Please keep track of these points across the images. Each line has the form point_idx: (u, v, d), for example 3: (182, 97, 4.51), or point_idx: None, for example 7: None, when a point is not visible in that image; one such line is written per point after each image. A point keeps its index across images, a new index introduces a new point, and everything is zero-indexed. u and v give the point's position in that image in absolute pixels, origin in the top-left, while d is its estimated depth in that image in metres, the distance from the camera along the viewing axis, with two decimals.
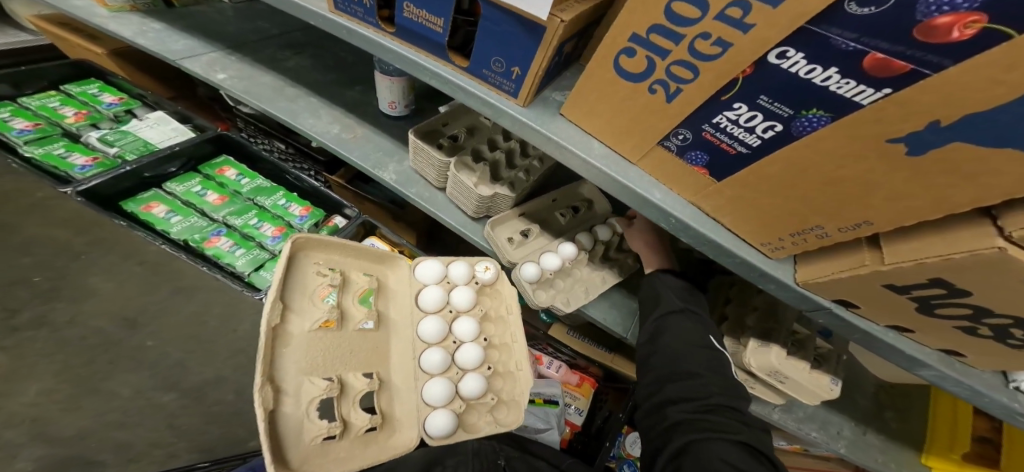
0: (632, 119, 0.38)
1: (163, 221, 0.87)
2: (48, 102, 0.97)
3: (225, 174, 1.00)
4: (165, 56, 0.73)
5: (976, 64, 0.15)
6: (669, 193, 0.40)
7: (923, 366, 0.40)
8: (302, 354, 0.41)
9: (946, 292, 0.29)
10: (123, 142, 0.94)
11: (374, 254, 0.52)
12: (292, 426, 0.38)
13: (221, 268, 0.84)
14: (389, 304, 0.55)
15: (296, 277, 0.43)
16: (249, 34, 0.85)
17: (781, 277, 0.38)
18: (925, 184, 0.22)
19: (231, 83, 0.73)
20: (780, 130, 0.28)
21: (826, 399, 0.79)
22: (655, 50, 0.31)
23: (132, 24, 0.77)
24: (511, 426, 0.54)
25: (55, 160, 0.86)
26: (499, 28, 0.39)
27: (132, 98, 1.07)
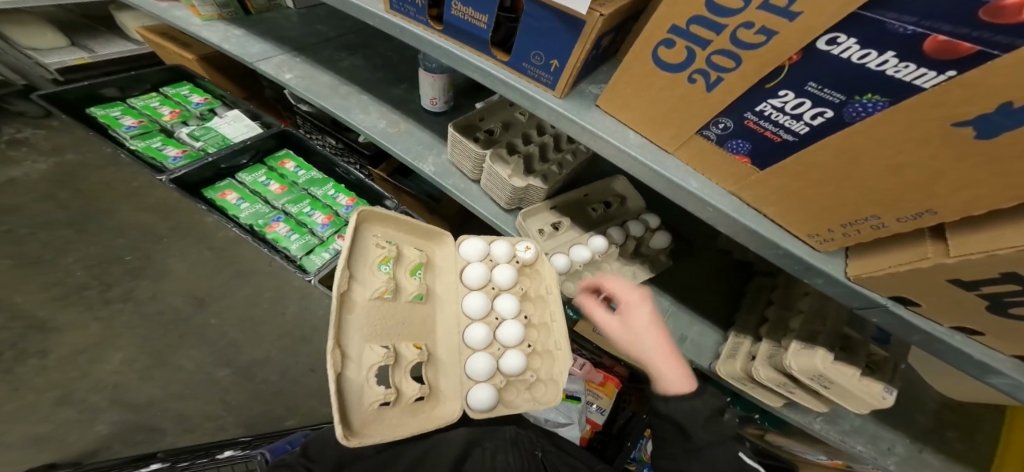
0: (671, 108, 0.38)
1: (234, 207, 0.98)
2: (150, 101, 1.13)
3: (285, 166, 1.09)
4: (245, 59, 0.81)
5: None
6: (708, 182, 0.40)
7: (996, 374, 0.36)
8: (364, 321, 0.46)
9: (1022, 289, 0.26)
10: (206, 137, 1.08)
11: (422, 229, 0.55)
12: (354, 390, 0.42)
13: (279, 251, 0.94)
14: (436, 279, 0.59)
15: (359, 249, 0.48)
16: (308, 38, 0.91)
17: (830, 270, 0.36)
18: (998, 169, 0.21)
19: (297, 82, 0.79)
20: (831, 117, 0.28)
21: (877, 413, 0.74)
22: (695, 40, 0.31)
23: (220, 30, 0.87)
24: (549, 404, 0.55)
25: (153, 152, 1.01)
26: (540, 23, 0.40)
27: (215, 99, 1.19)
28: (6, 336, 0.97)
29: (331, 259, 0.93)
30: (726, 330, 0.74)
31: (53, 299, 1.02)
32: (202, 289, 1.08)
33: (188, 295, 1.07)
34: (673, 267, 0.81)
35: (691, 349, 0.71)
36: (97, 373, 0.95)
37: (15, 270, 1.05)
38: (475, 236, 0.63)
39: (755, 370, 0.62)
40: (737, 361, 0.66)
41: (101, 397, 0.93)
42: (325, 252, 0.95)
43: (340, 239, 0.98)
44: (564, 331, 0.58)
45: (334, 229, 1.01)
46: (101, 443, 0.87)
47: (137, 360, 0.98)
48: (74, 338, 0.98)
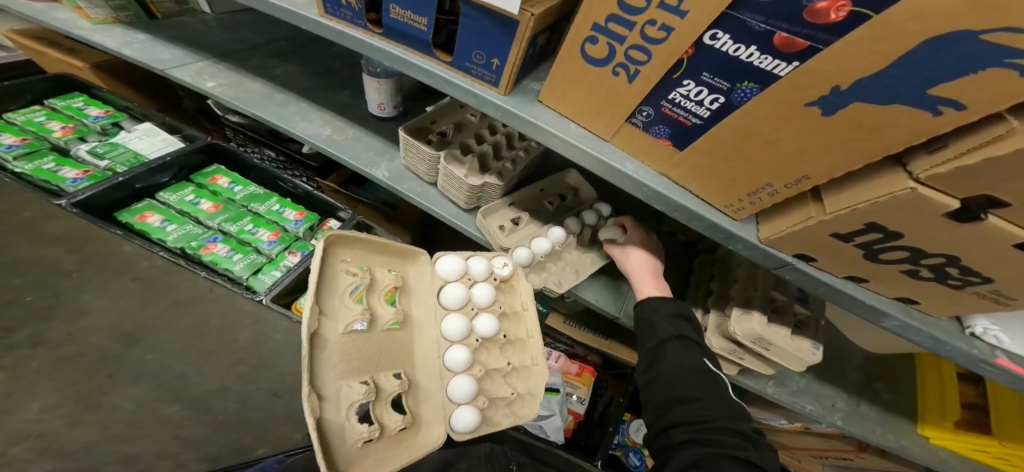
0: (603, 101, 0.41)
1: (159, 230, 0.92)
2: (33, 116, 1.02)
3: (217, 182, 1.06)
4: (154, 66, 0.77)
5: (853, 38, 0.21)
6: (642, 166, 0.44)
7: (885, 316, 0.42)
8: (338, 357, 0.44)
9: (882, 237, 0.32)
10: (113, 154, 0.99)
11: (396, 249, 0.54)
12: (335, 431, 0.40)
13: (219, 273, 0.90)
14: (411, 302, 0.58)
15: (327, 279, 0.45)
16: (231, 44, 0.88)
17: (746, 236, 0.41)
18: (842, 138, 0.26)
19: (221, 91, 0.76)
20: (723, 102, 0.32)
21: (817, 373, 0.82)
22: (614, 37, 0.35)
23: (117, 35, 0.82)
24: (527, 418, 0.59)
25: (46, 175, 0.91)
26: (477, 24, 0.42)
27: (117, 111, 1.11)
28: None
29: (281, 279, 0.92)
30: (679, 306, 0.80)
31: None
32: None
33: None
34: None
35: None
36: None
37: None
38: (451, 253, 0.62)
39: (708, 341, 0.68)
40: None
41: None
42: (275, 269, 0.94)
43: (290, 255, 0.97)
44: (540, 346, 0.64)
45: (282, 245, 0.99)
46: None
47: None
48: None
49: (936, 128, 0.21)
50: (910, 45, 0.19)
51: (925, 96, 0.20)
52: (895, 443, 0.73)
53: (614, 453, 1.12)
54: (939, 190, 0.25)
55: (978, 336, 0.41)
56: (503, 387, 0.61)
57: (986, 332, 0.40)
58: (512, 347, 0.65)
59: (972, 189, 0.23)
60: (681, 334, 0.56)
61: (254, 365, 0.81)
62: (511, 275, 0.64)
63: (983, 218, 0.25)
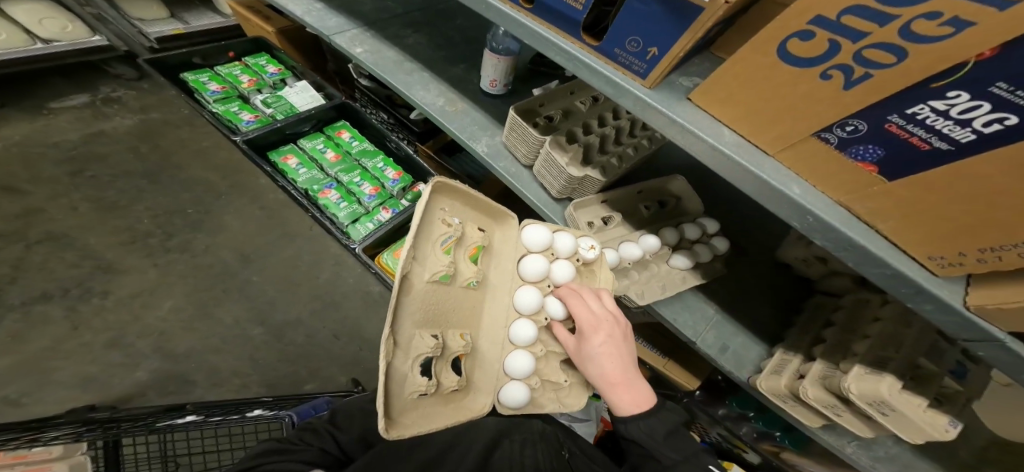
0: (786, 107, 0.34)
1: (294, 171, 1.00)
2: (233, 69, 1.16)
3: (342, 136, 1.10)
4: (321, 33, 0.81)
5: None
6: (813, 189, 0.37)
7: None
8: (418, 305, 0.44)
9: None
10: (277, 105, 1.10)
11: (490, 208, 0.52)
12: (399, 378, 0.41)
13: (327, 218, 0.95)
14: (491, 264, 0.56)
15: (426, 225, 0.45)
16: (378, 13, 0.89)
17: (946, 297, 0.33)
18: None
19: (366, 57, 0.78)
20: (1014, 124, 0.22)
21: (926, 450, 0.70)
22: (848, 34, 0.27)
23: (303, 3, 0.87)
24: (573, 408, 0.60)
25: (230, 116, 1.05)
26: (647, 9, 0.37)
27: (286, 69, 1.20)
28: (76, 274, 0.99)
29: (373, 231, 0.94)
30: (772, 345, 0.72)
31: (120, 244, 1.05)
32: (254, 243, 1.11)
33: (236, 251, 1.09)
34: (723, 277, 0.78)
35: (732, 359, 0.69)
36: (149, 319, 0.97)
37: (95, 215, 1.07)
38: (539, 224, 0.59)
39: (801, 389, 0.60)
40: (782, 377, 0.64)
41: (145, 344, 0.94)
42: (371, 222, 0.96)
43: (384, 211, 0.98)
44: None
45: (379, 201, 1.01)
46: (138, 389, 0.89)
47: (184, 308, 1.00)
48: (134, 279, 1.01)
49: None
50: None
51: None
52: None
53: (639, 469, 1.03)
54: None
55: None
56: (558, 372, 0.61)
57: None
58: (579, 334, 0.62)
59: None
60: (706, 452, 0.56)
61: (327, 301, 1.08)
62: (595, 260, 0.60)
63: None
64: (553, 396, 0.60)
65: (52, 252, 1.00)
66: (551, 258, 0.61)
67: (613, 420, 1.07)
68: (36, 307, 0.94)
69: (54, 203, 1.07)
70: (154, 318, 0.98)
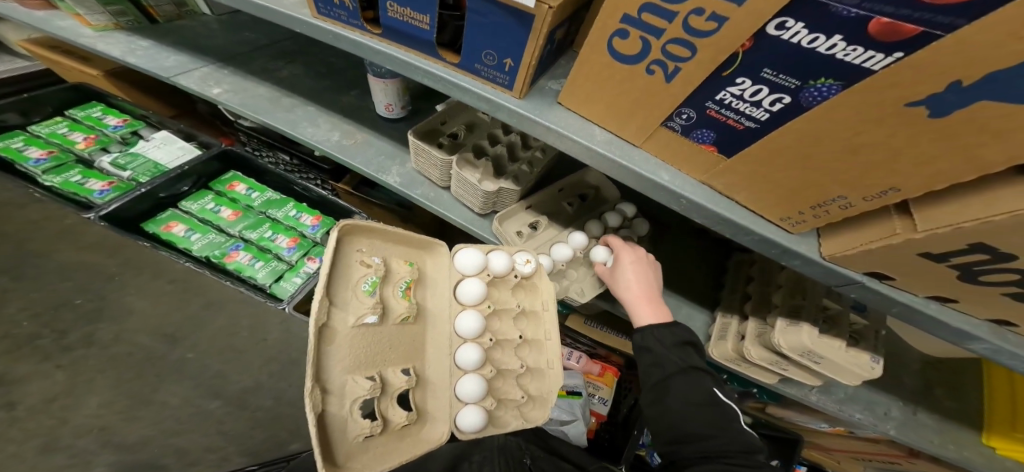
0: (630, 103, 0.36)
1: (184, 239, 0.95)
2: (57, 128, 1.05)
3: (235, 189, 1.06)
4: (157, 74, 0.75)
5: (992, 22, 0.14)
6: (680, 174, 0.39)
7: (974, 339, 0.36)
8: (347, 351, 0.42)
9: (991, 258, 0.26)
10: (134, 165, 1.01)
11: (416, 240, 0.51)
12: (338, 424, 0.39)
13: (243, 282, 0.92)
14: (427, 294, 0.55)
15: (341, 270, 0.42)
16: (238, 47, 0.87)
17: (806, 252, 0.36)
18: (951, 145, 0.21)
19: (229, 98, 0.74)
20: (789, 102, 0.26)
21: (870, 379, 0.75)
22: (648, 30, 0.29)
23: (121, 42, 0.80)
24: (538, 422, 0.57)
25: (75, 187, 0.94)
26: (488, 20, 0.36)
27: (134, 119, 1.13)
28: None
29: (303, 285, 0.94)
30: (712, 310, 0.75)
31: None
32: (173, 322, 0.83)
33: None
34: (655, 255, 0.81)
35: None
36: None
37: None
38: (471, 246, 0.58)
39: (746, 351, 0.62)
40: (728, 341, 0.67)
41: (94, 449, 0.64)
42: (296, 276, 0.95)
43: (309, 262, 0.98)
44: (556, 348, 0.59)
45: (301, 252, 1.00)
46: None
47: (120, 400, 0.69)
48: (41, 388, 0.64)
49: None
50: None
51: None
52: (954, 454, 0.66)
53: (638, 453, 1.06)
54: None
55: None
56: (515, 388, 0.58)
57: None
58: (528, 347, 0.61)
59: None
60: (690, 364, 0.51)
61: None
62: (533, 274, 0.59)
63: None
64: (514, 413, 0.59)
65: None
66: (488, 277, 0.59)
67: (605, 411, 1.09)
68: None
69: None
70: None
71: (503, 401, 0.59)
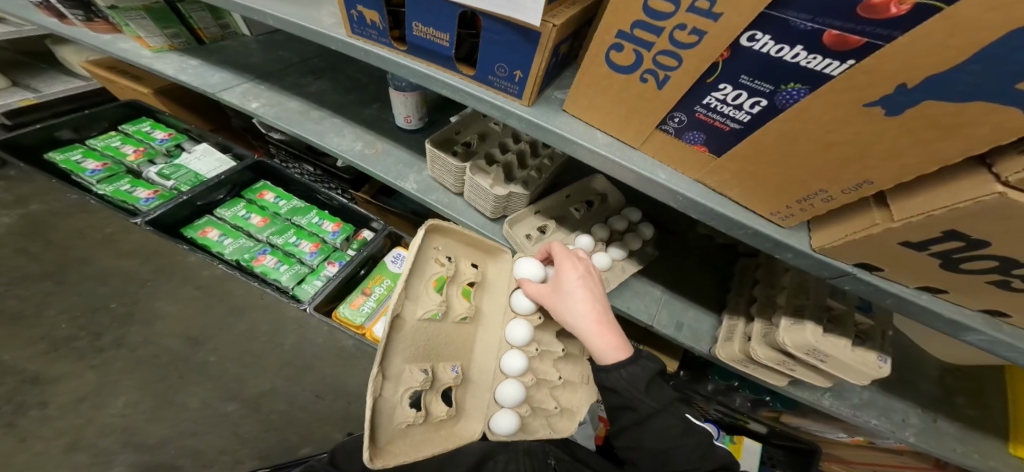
0: (629, 110, 0.39)
1: (218, 243, 1.00)
2: (111, 141, 1.14)
3: (264, 197, 1.12)
4: (206, 89, 0.83)
5: (923, 32, 0.18)
6: (675, 173, 0.41)
7: (970, 330, 0.37)
8: (408, 342, 0.45)
9: (964, 245, 0.29)
10: (177, 175, 1.08)
11: (486, 245, 0.53)
12: (388, 410, 0.42)
13: (270, 284, 0.96)
14: (485, 297, 0.58)
15: (419, 264, 0.46)
16: (271, 64, 0.94)
17: (797, 245, 0.38)
18: (909, 139, 0.24)
19: (264, 111, 0.81)
20: (766, 105, 0.30)
21: (884, 384, 0.74)
22: (640, 43, 0.32)
23: (174, 61, 0.89)
24: (562, 433, 0.62)
25: (123, 195, 1.02)
26: (499, 37, 0.39)
27: (179, 133, 1.21)
28: None
29: (321, 288, 0.93)
30: (719, 313, 0.77)
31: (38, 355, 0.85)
32: (196, 326, 0.92)
33: None
34: (661, 259, 0.83)
35: (689, 334, 0.73)
36: None
37: None
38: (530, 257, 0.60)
39: (752, 351, 0.63)
40: (734, 343, 0.68)
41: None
42: (317, 279, 0.98)
43: (330, 265, 1.01)
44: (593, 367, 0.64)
45: (322, 256, 1.04)
46: None
47: (144, 401, 0.82)
48: (70, 387, 0.82)
49: None
50: (984, 41, 0.17)
51: (1012, 91, 0.18)
52: (980, 464, 0.64)
53: None
54: None
55: None
56: (548, 398, 0.63)
57: None
58: (566, 360, 0.65)
59: None
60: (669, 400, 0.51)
61: None
62: None
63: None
64: (542, 420, 0.63)
65: None
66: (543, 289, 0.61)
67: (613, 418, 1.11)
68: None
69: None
70: None
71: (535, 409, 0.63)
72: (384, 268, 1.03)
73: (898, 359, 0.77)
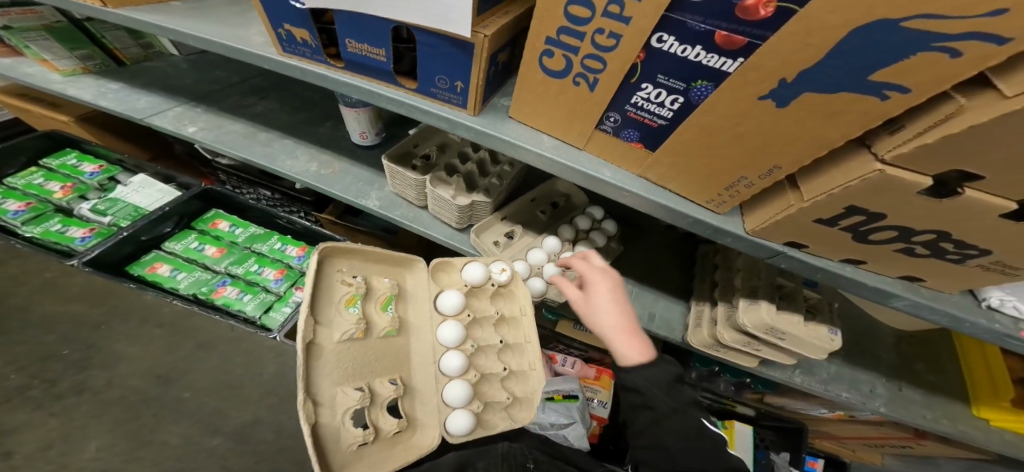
0: (569, 112, 0.40)
1: (170, 279, 0.99)
2: (33, 179, 1.09)
3: (218, 227, 1.10)
4: (132, 116, 0.81)
5: (788, 32, 0.22)
6: (619, 170, 0.43)
7: (893, 297, 0.41)
8: (333, 365, 0.46)
9: (865, 219, 0.32)
10: (114, 210, 1.06)
11: (393, 258, 0.54)
12: (331, 436, 0.43)
13: (234, 314, 0.96)
14: (408, 308, 0.58)
15: (324, 290, 0.45)
16: (207, 84, 0.93)
17: (732, 230, 0.41)
18: (803, 127, 0.27)
19: (203, 135, 0.80)
20: (683, 101, 0.32)
21: (848, 357, 0.78)
22: (567, 48, 0.34)
23: (90, 86, 0.87)
24: (524, 421, 0.61)
25: (55, 236, 1.00)
26: (436, 50, 0.41)
27: (110, 164, 1.17)
28: None
29: (290, 315, 0.97)
30: (688, 301, 0.80)
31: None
32: (164, 363, 0.88)
33: None
34: (628, 254, 0.86)
35: (662, 325, 0.76)
36: None
37: None
38: (474, 261, 0.62)
39: (720, 335, 0.67)
40: (703, 328, 0.71)
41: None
42: (286, 305, 1.00)
43: (297, 291, 1.03)
44: (536, 351, 0.64)
45: (289, 282, 1.05)
46: None
47: (117, 442, 0.76)
48: (33, 437, 0.74)
49: (886, 111, 0.22)
50: (837, 38, 0.20)
51: (867, 82, 0.22)
52: (950, 428, 0.69)
53: None
54: (906, 168, 0.26)
55: (997, 309, 0.40)
56: (499, 391, 0.63)
57: (1004, 304, 0.40)
58: (510, 352, 0.65)
59: (941, 163, 0.24)
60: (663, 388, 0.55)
61: None
62: (508, 282, 0.62)
63: (960, 191, 0.26)
64: (501, 414, 0.63)
65: None
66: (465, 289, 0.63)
67: (605, 415, 1.14)
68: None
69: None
70: None
71: (488, 404, 0.63)
72: None
73: (852, 332, 0.81)
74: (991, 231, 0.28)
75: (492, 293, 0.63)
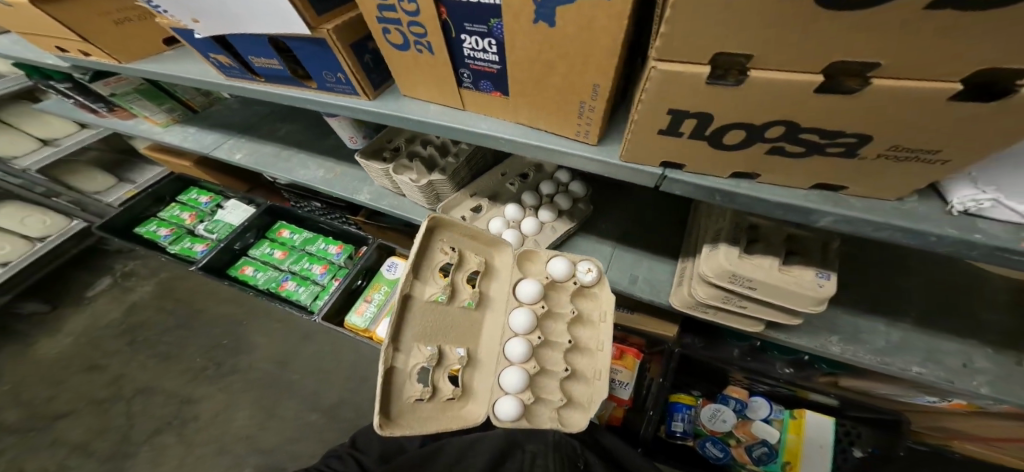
0: (435, 79, 0.44)
1: (252, 277, 1.27)
2: (173, 211, 1.48)
3: (282, 235, 1.36)
4: (201, 151, 1.09)
5: None
6: (498, 121, 0.45)
7: (813, 213, 0.34)
8: (417, 320, 0.56)
9: (698, 120, 0.30)
10: (218, 228, 1.41)
11: (486, 238, 0.63)
12: (400, 380, 0.52)
13: (292, 303, 1.20)
14: (490, 285, 0.67)
15: (428, 254, 0.57)
16: (250, 118, 1.16)
17: (608, 160, 0.39)
18: (582, 38, 0.28)
19: (245, 159, 1.02)
20: (496, 42, 0.34)
21: (930, 323, 0.62)
22: (393, 22, 0.38)
23: (177, 131, 1.17)
24: (574, 429, 0.64)
25: (185, 251, 1.37)
26: (309, 51, 0.48)
27: (217, 194, 1.53)
28: (172, 411, 1.24)
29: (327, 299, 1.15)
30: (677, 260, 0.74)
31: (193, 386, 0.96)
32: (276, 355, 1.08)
33: (274, 360, 1.30)
34: (615, 217, 0.82)
35: (645, 287, 0.72)
36: (232, 428, 1.19)
37: (159, 366, 1.34)
38: (559, 256, 0.68)
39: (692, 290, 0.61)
40: (683, 286, 0.65)
41: (243, 446, 1.15)
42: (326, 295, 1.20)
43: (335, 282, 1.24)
44: (606, 360, 0.67)
45: (331, 275, 1.27)
46: None
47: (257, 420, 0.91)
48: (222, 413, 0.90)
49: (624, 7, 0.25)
50: None
51: None
52: None
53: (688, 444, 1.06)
54: (682, 60, 0.26)
55: (980, 216, 0.30)
56: (556, 390, 0.67)
57: (984, 208, 0.29)
58: (579, 352, 0.70)
59: (698, 48, 0.24)
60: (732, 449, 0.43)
61: (361, 379, 1.23)
62: (590, 280, 0.66)
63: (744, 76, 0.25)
64: (551, 415, 0.65)
65: (145, 402, 1.27)
66: (545, 280, 0.69)
67: (626, 396, 1.08)
68: (156, 439, 1.19)
69: (129, 367, 1.35)
70: (237, 426, 1.19)
71: (543, 399, 0.67)
72: (380, 277, 1.22)
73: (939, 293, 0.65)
74: (832, 112, 0.25)
75: (574, 290, 0.68)
